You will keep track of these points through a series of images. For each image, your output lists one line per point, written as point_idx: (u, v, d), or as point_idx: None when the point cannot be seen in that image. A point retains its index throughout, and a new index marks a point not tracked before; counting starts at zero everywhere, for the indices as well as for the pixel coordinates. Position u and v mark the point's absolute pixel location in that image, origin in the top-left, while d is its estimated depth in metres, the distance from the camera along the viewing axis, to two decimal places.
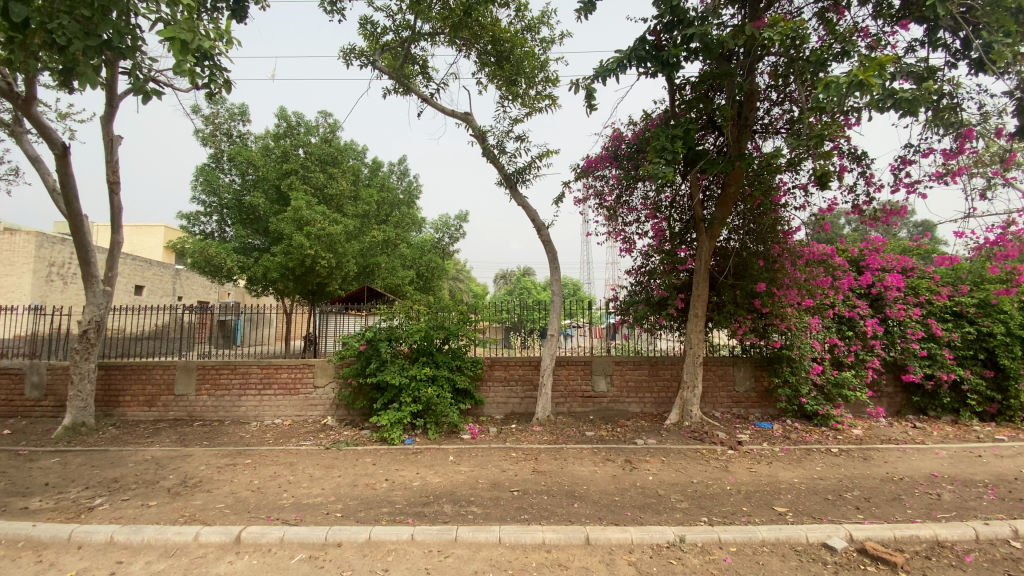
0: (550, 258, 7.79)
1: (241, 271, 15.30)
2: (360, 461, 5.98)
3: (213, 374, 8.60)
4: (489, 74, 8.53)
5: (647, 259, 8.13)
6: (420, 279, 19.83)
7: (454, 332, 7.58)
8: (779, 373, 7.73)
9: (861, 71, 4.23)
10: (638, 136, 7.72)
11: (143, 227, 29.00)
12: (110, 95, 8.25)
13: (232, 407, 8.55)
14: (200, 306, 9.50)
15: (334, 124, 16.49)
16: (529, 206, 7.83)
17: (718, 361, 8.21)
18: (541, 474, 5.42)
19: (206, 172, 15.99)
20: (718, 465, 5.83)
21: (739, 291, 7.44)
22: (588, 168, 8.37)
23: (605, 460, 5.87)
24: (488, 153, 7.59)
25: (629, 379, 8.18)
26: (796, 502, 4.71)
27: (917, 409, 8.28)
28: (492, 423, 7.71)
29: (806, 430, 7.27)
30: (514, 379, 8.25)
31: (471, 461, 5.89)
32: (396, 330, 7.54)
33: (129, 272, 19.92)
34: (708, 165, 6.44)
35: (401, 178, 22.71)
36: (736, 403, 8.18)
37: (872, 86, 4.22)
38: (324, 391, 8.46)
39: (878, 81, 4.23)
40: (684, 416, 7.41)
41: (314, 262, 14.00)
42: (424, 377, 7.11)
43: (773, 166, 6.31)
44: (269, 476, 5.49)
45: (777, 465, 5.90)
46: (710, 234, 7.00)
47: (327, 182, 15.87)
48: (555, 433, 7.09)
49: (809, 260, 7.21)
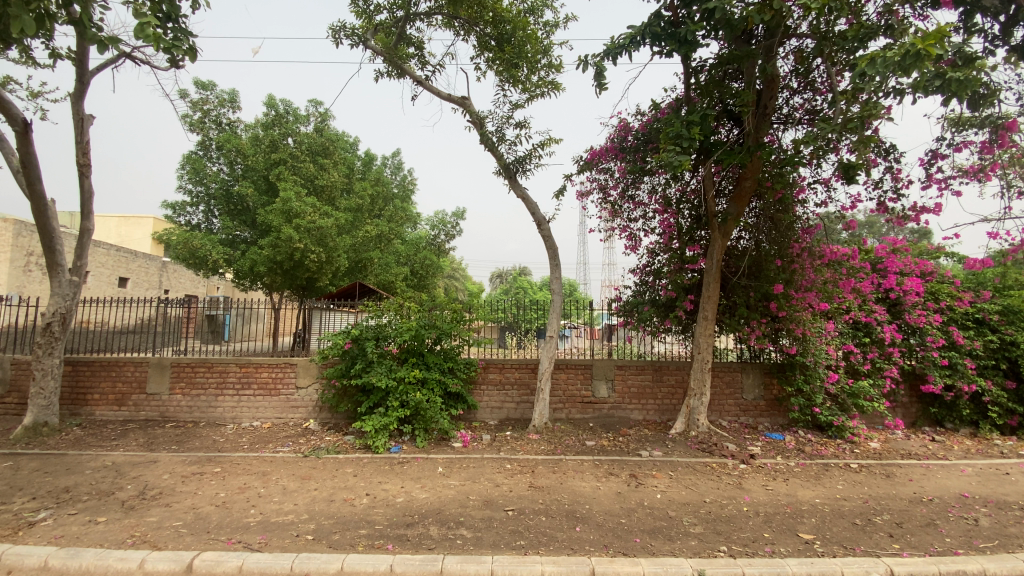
0: (550, 254, 7.30)
1: (227, 264, 14.70)
2: (339, 472, 5.45)
3: (189, 372, 8.05)
4: (488, 59, 8.04)
5: (654, 257, 7.62)
6: (414, 276, 19.28)
7: (447, 332, 7.07)
8: (791, 382, 7.28)
9: (918, 40, 3.67)
10: (646, 126, 7.21)
11: (131, 218, 28.30)
12: (82, 71, 7.69)
13: (208, 408, 8.00)
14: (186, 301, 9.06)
15: (326, 114, 15.94)
16: (529, 198, 7.32)
17: (726, 367, 7.75)
18: (538, 490, 4.92)
19: (192, 160, 15.33)
20: (731, 481, 5.34)
21: (752, 292, 6.93)
22: (592, 159, 7.89)
23: (608, 475, 5.37)
24: (486, 140, 7.08)
25: (631, 385, 7.69)
26: (823, 528, 4.24)
27: (934, 421, 7.87)
28: (485, 430, 7.21)
29: (820, 443, 6.82)
30: (510, 382, 7.74)
31: (461, 474, 5.37)
32: (385, 329, 7.03)
33: (113, 263, 19.28)
34: (725, 156, 5.93)
35: (395, 172, 22.17)
36: (744, 412, 7.72)
37: (931, 59, 3.65)
38: (307, 392, 7.92)
39: (938, 53, 3.68)
40: (690, 425, 6.95)
41: (303, 255, 13.43)
42: (413, 381, 6.57)
43: (795, 158, 5.83)
44: (237, 488, 4.96)
45: (795, 482, 5.42)
46: (723, 231, 6.50)
47: (318, 172, 15.29)
48: (553, 443, 6.59)
49: (828, 261, 6.70)
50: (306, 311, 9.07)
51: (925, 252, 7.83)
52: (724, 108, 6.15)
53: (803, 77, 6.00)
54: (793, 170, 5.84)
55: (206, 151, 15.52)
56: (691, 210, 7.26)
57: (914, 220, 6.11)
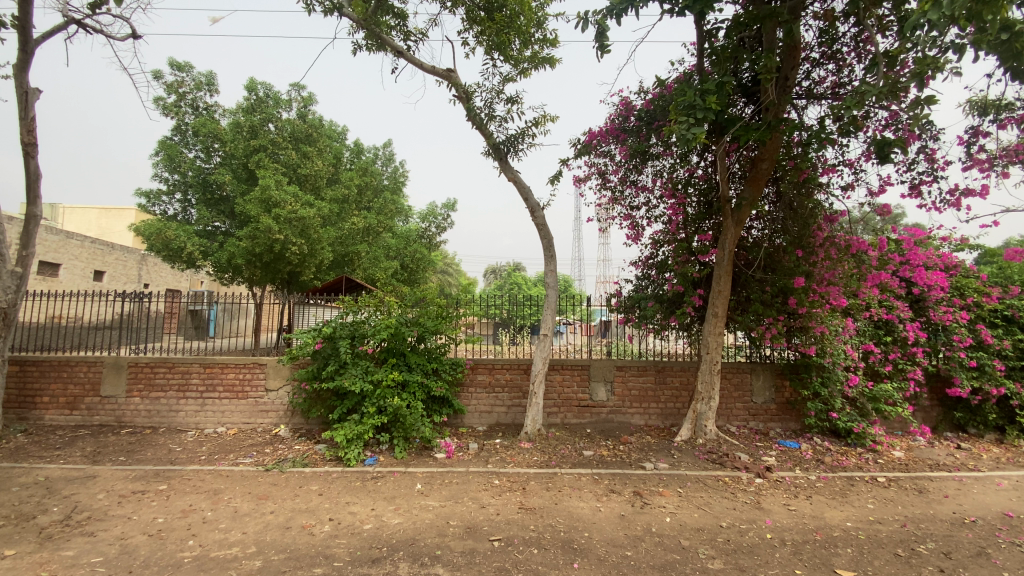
0: (545, 244, 6.64)
1: (204, 256, 13.91)
2: (302, 490, 4.76)
3: (148, 373, 7.34)
4: (477, 33, 7.34)
5: (658, 249, 6.95)
6: (404, 271, 18.48)
7: (430, 330, 6.40)
8: (807, 385, 6.68)
9: None
10: (651, 102, 6.54)
11: (113, 210, 27.45)
12: (24, 38, 6.89)
13: (169, 412, 7.29)
14: (172, 294, 9.17)
15: (309, 98, 15.17)
16: (521, 182, 6.63)
17: (734, 368, 7.14)
18: (529, 513, 4.26)
19: (167, 146, 14.44)
20: (748, 501, 4.70)
21: (768, 287, 6.22)
22: (590, 141, 7.19)
23: (609, 493, 4.72)
24: (473, 116, 6.38)
25: (631, 387, 7.07)
26: (862, 562, 3.62)
27: (956, 426, 7.29)
28: (472, 438, 6.55)
29: (840, 452, 6.21)
30: (500, 385, 7.07)
31: (442, 493, 4.68)
32: (362, 327, 6.37)
33: (88, 256, 18.38)
34: (743, 132, 5.27)
35: (386, 163, 21.37)
36: (754, 417, 7.13)
37: None
38: (277, 396, 7.22)
39: None
40: (696, 432, 6.34)
41: (283, 248, 12.67)
42: (391, 384, 5.91)
43: (821, 134, 5.20)
44: (179, 513, 4.29)
45: (819, 501, 4.81)
46: (736, 218, 5.85)
47: (300, 161, 14.59)
48: (547, 453, 5.90)
49: (855, 252, 5.98)
50: (284, 307, 8.43)
51: (948, 244, 7.24)
52: (741, 79, 5.51)
53: (828, 46, 5.44)
54: (821, 148, 5.19)
55: (183, 137, 14.68)
56: (701, 195, 6.57)
57: (953, 205, 5.49)
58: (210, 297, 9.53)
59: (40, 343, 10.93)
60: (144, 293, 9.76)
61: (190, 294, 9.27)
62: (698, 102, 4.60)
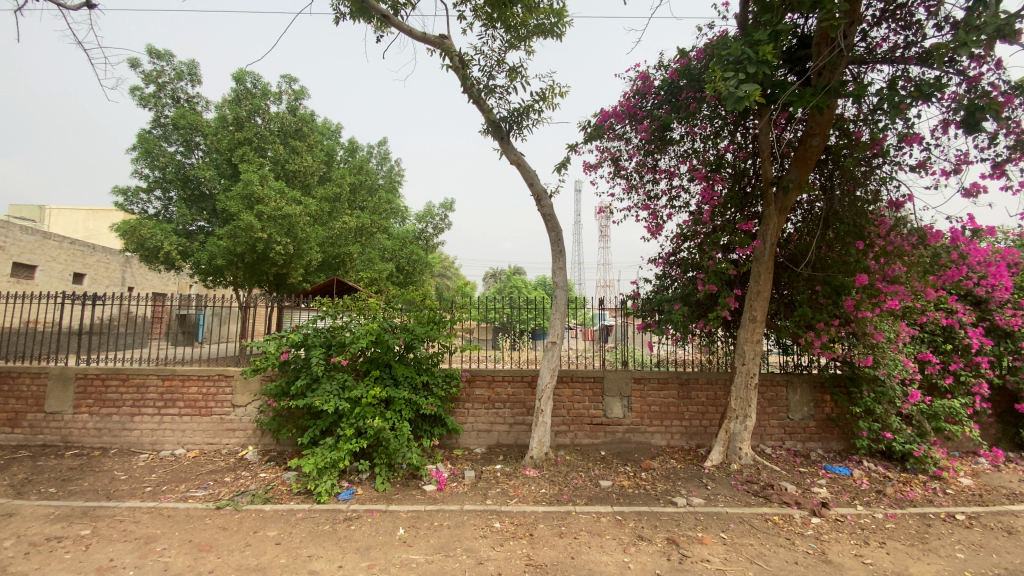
0: (554, 237, 5.74)
1: (184, 257, 12.97)
2: (256, 538, 3.84)
3: (99, 387, 6.41)
4: (476, 4, 6.45)
5: (681, 243, 6.03)
6: (400, 274, 17.46)
7: (420, 337, 5.48)
8: (857, 401, 5.76)
9: None
10: (675, 74, 5.66)
11: (100, 211, 26.61)
12: None
13: (122, 431, 6.37)
14: (156, 297, 8.22)
15: (299, 91, 14.35)
16: (526, 165, 5.73)
17: (768, 381, 6.24)
18: (538, 573, 3.33)
19: (146, 139, 13.54)
20: (812, 552, 3.77)
21: (819, 286, 5.28)
22: (602, 123, 6.29)
23: (637, 542, 3.80)
24: (469, 87, 5.49)
25: (651, 402, 6.18)
26: None
27: (1021, 446, 6.37)
28: (469, 462, 5.64)
29: (899, 480, 5.30)
30: (500, 400, 6.16)
31: (430, 543, 3.75)
32: (341, 334, 5.46)
33: (67, 257, 17.47)
34: (795, 99, 4.39)
35: (381, 162, 20.50)
36: (791, 436, 6.22)
37: None
38: (245, 412, 6.30)
39: None
40: (730, 456, 5.43)
41: (267, 247, 11.77)
42: (372, 401, 4.97)
43: (894, 99, 4.30)
44: (92, 572, 3.36)
45: (897, 550, 3.90)
46: (781, 204, 4.96)
47: (289, 156, 13.79)
48: (557, 485, 4.94)
49: (930, 243, 4.95)
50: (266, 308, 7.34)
51: (1010, 239, 6.34)
52: (789, 40, 4.65)
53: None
54: (898, 115, 4.29)
55: (163, 131, 13.77)
56: (735, 180, 5.68)
57: None
58: (200, 298, 8.44)
59: (16, 352, 10.32)
60: (121, 295, 8.78)
61: (175, 297, 8.27)
62: (748, 53, 3.70)
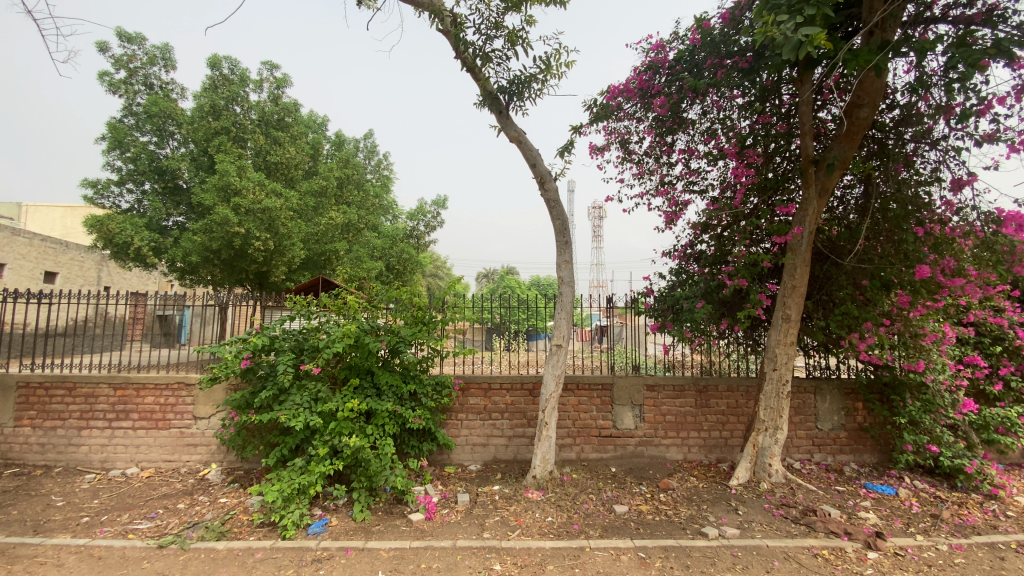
0: (559, 225, 5.05)
1: (157, 254, 12.12)
2: None
3: (42, 397, 5.62)
4: None
5: (702, 233, 5.38)
6: (390, 272, 16.69)
7: (406, 340, 4.75)
8: (899, 410, 5.12)
9: None
10: (697, 40, 5.03)
11: (78, 208, 25.56)
12: None
13: (66, 447, 5.58)
14: (137, 296, 7.35)
15: (282, 78, 13.55)
16: (527, 143, 5.05)
17: (794, 388, 5.60)
18: None
19: (116, 127, 12.65)
20: None
21: (864, 280, 4.71)
22: (610, 101, 5.57)
23: None
24: (463, 53, 4.80)
25: (665, 412, 5.52)
26: None
27: None
28: (463, 483, 4.95)
29: (951, 501, 4.66)
30: (498, 410, 5.47)
31: None
32: (315, 336, 4.76)
33: (37, 256, 16.53)
34: (849, 59, 3.74)
35: (370, 156, 19.68)
36: (821, 448, 5.59)
37: None
38: (208, 425, 5.56)
39: None
40: (759, 473, 4.77)
41: (246, 244, 10.97)
42: (349, 415, 4.25)
43: (970, 58, 3.67)
44: None
45: None
46: (825, 184, 4.33)
47: (270, 147, 12.98)
48: (565, 511, 4.25)
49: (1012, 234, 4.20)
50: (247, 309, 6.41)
51: None
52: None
53: None
54: (975, 75, 3.68)
55: (135, 119, 12.89)
56: (764, 160, 5.03)
57: None
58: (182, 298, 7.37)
59: None
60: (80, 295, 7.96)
61: (155, 295, 7.17)
62: None
